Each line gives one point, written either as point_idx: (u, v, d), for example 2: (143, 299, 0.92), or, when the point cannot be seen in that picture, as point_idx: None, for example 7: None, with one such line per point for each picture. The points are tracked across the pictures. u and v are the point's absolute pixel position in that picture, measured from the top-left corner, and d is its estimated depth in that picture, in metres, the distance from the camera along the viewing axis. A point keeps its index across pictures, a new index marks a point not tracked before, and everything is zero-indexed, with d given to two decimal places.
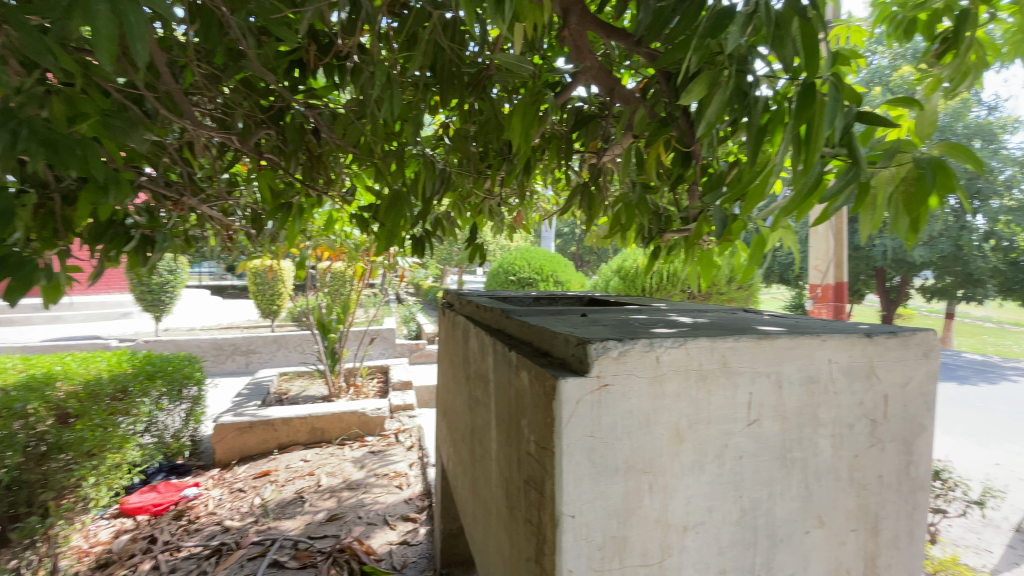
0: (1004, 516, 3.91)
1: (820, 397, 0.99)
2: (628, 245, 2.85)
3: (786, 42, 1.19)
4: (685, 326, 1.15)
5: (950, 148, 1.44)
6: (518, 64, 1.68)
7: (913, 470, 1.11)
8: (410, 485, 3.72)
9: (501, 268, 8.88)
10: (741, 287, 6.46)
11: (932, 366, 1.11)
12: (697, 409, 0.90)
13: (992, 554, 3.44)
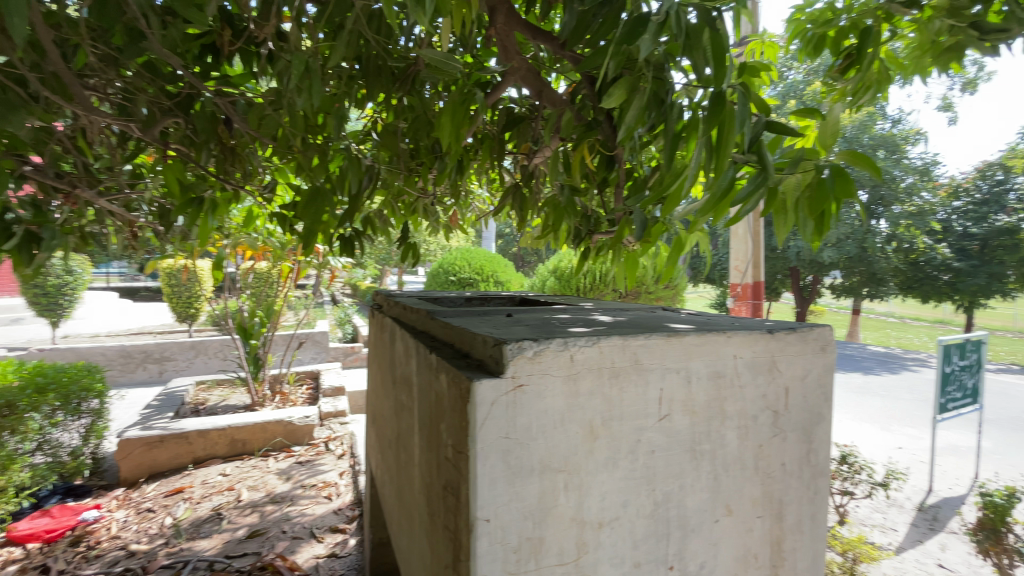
0: (907, 496, 4.33)
1: (726, 390, 1.05)
2: (562, 246, 2.90)
3: (698, 52, 1.25)
4: (604, 325, 1.17)
5: (849, 157, 1.55)
6: (445, 62, 1.64)
7: (814, 458, 1.19)
8: (340, 494, 3.57)
9: (441, 268, 8.78)
10: (668, 286, 6.79)
11: (828, 360, 1.20)
12: (611, 407, 0.92)
13: (896, 532, 3.81)
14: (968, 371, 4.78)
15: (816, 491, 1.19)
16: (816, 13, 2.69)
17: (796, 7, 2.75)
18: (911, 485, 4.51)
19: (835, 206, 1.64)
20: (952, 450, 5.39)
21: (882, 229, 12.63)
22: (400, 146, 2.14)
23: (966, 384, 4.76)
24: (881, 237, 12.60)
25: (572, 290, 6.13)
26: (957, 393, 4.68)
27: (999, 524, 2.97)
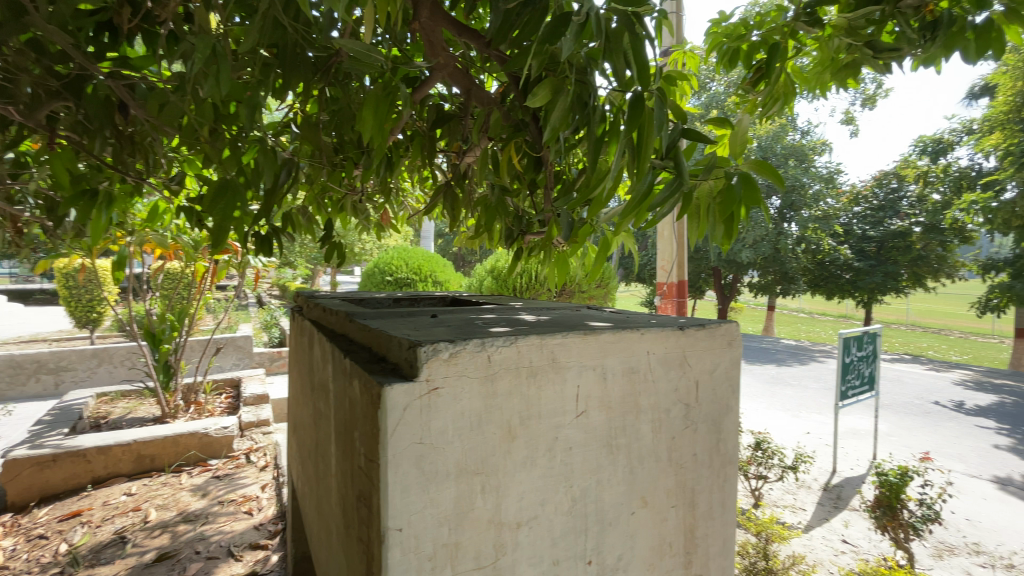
0: (815, 477, 4.72)
1: (640, 385, 1.09)
2: (495, 247, 2.90)
3: (618, 55, 1.28)
4: (526, 325, 1.18)
5: (757, 166, 1.68)
6: (367, 53, 1.56)
7: (723, 447, 1.27)
8: (262, 508, 3.37)
9: (376, 268, 8.52)
10: (600, 286, 7.00)
11: (734, 354, 1.29)
12: (529, 406, 0.92)
13: (805, 511, 4.15)
14: (866, 361, 5.28)
15: (725, 478, 1.27)
16: (731, 27, 2.86)
17: (714, 20, 2.91)
18: (819, 467, 4.92)
19: (743, 212, 1.76)
20: (852, 433, 5.94)
21: (794, 232, 13.74)
22: (323, 140, 2.04)
23: (863, 373, 5.26)
24: (793, 238, 13.72)
25: (509, 290, 6.15)
26: (855, 381, 5.17)
27: (892, 501, 3.29)
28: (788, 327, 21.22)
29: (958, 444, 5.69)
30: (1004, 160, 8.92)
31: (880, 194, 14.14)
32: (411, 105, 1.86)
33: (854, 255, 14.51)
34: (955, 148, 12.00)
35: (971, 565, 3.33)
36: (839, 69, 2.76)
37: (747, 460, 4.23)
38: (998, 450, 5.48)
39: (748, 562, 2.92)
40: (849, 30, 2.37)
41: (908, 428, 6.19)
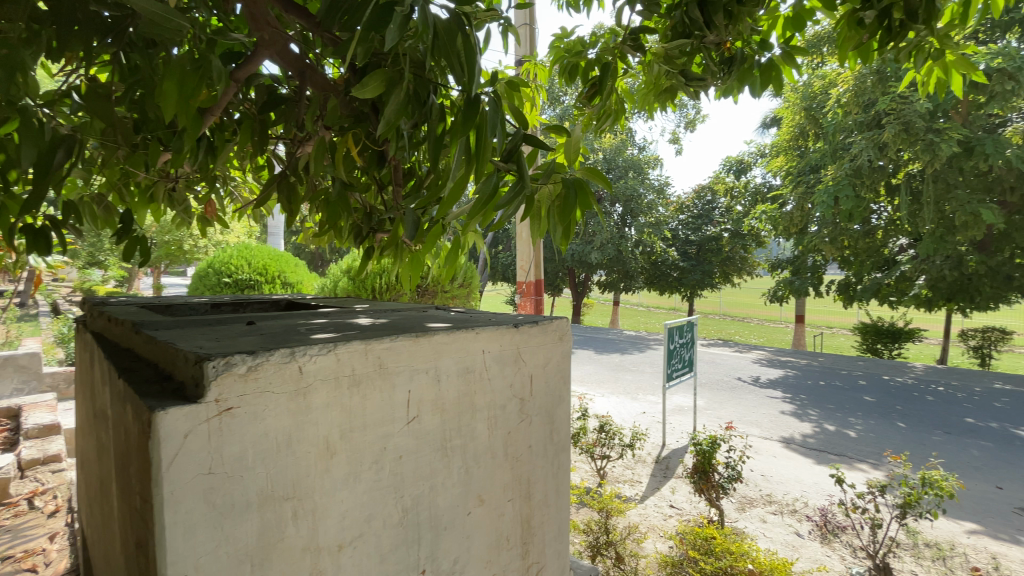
0: (649, 452, 5.34)
1: (476, 384, 1.10)
2: (344, 246, 2.74)
3: (454, 54, 1.26)
4: (355, 328, 1.11)
5: (588, 173, 1.83)
6: (168, 19, 1.31)
7: (558, 435, 1.34)
8: (51, 562, 2.69)
9: (211, 268, 7.48)
10: (463, 285, 7.06)
11: (566, 346, 1.37)
12: (350, 418, 0.86)
13: (641, 483, 4.65)
14: (687, 347, 6.12)
15: (558, 465, 1.35)
16: (571, 43, 3.07)
17: (556, 35, 3.10)
18: (652, 443, 5.58)
19: (578, 215, 1.91)
20: (680, 410, 6.86)
21: (633, 235, 15.30)
22: (121, 118, 1.73)
23: (684, 357, 6.08)
24: (631, 241, 15.25)
25: (366, 292, 5.87)
26: (679, 364, 5.97)
27: (707, 466, 3.85)
28: (631, 321, 23.79)
29: (756, 412, 6.91)
30: (784, 180, 11.06)
31: (699, 205, 16.92)
32: (230, 84, 1.65)
33: (681, 256, 16.81)
34: (752, 168, 14.56)
35: (765, 513, 4.04)
36: (660, 91, 3.14)
37: (593, 442, 4.60)
38: (783, 415, 6.78)
39: (592, 538, 3.15)
40: (666, 58, 2.71)
41: (720, 402, 7.33)
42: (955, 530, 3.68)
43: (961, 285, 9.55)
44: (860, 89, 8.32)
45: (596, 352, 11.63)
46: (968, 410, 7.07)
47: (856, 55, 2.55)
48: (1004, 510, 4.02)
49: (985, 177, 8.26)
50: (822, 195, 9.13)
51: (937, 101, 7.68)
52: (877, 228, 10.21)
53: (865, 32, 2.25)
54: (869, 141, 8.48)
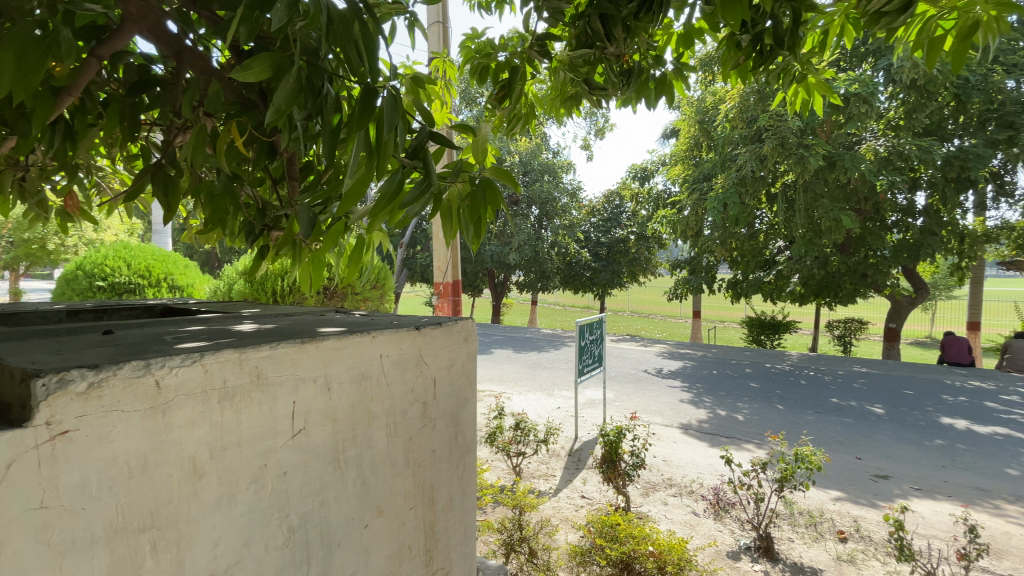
0: (562, 445, 5.50)
1: (372, 391, 1.06)
2: (237, 245, 2.53)
3: (349, 42, 1.21)
4: (237, 335, 1.04)
5: (497, 173, 1.83)
6: None
7: (464, 437, 1.33)
8: None
9: (80, 270, 6.57)
10: (375, 286, 6.84)
11: (473, 346, 1.36)
12: (222, 435, 0.84)
13: (554, 477, 4.78)
14: (596, 343, 6.39)
15: (465, 468, 1.34)
16: (481, 44, 3.07)
17: (466, 35, 3.09)
18: (566, 436, 5.76)
19: (489, 214, 1.90)
20: (591, 403, 7.16)
21: (548, 236, 15.69)
22: None
23: (594, 353, 6.35)
24: (547, 242, 15.61)
25: (267, 295, 5.47)
26: (589, 360, 6.22)
27: (614, 456, 4.05)
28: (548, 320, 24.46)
29: (659, 402, 7.40)
30: (682, 186, 11.95)
31: (609, 209, 17.83)
32: (91, 60, 1.45)
33: (593, 257, 17.58)
34: (655, 175, 15.58)
35: (667, 495, 4.33)
36: (566, 98, 3.27)
37: (508, 440, 4.64)
38: (682, 403, 7.32)
39: (506, 535, 3.17)
40: (571, 66, 2.81)
41: (628, 394, 7.76)
42: (823, 498, 4.18)
43: (827, 282, 10.92)
44: (744, 106, 9.23)
45: (513, 351, 11.80)
46: (832, 392, 8.10)
47: (735, 74, 2.83)
48: (861, 477, 4.64)
49: (844, 188, 9.51)
50: (714, 202, 9.97)
51: (806, 120, 8.70)
52: (760, 232, 11.38)
53: (743, 54, 2.49)
54: (752, 154, 9.41)
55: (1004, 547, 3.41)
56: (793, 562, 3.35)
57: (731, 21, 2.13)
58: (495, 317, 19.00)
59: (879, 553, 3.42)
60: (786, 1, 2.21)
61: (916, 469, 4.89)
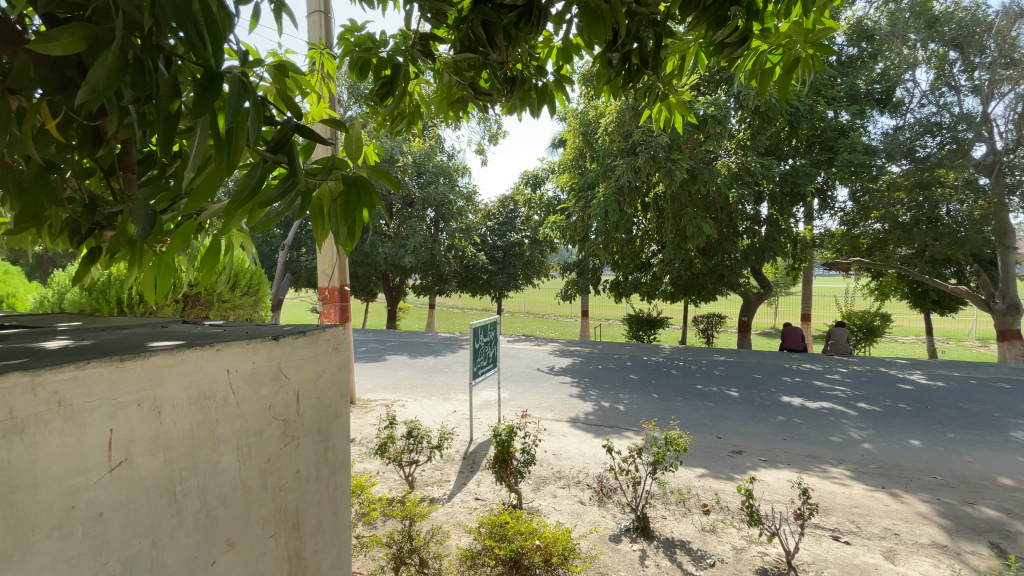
0: (456, 449, 5.46)
1: (217, 412, 1.12)
2: (62, 248, 2.15)
3: None
4: (56, 350, 1.00)
5: (372, 172, 1.80)
6: None
7: (328, 453, 1.44)
8: None
9: None
10: (247, 293, 6.28)
11: (337, 360, 1.47)
12: (23, 474, 0.83)
13: (448, 482, 4.73)
14: (490, 344, 6.45)
15: (336, 484, 1.48)
16: (362, 37, 2.93)
17: (345, 26, 2.93)
18: (460, 440, 5.74)
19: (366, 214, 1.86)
20: (485, 404, 7.21)
21: (445, 239, 15.50)
22: None
23: (488, 354, 6.41)
24: (444, 245, 15.39)
25: (111, 304, 4.76)
26: (483, 362, 6.26)
27: (505, 455, 4.11)
28: (445, 323, 24.28)
29: (550, 398, 7.69)
30: (570, 194, 12.58)
31: (503, 214, 18.21)
32: None
33: (489, 260, 17.83)
34: (545, 182, 16.20)
35: (556, 488, 4.51)
36: (453, 100, 3.27)
37: (400, 450, 4.49)
38: (571, 398, 7.69)
39: (395, 549, 3.05)
40: (456, 69, 2.81)
41: (522, 393, 7.95)
42: (690, 476, 4.64)
43: (693, 281, 12.21)
44: (621, 121, 9.95)
45: (408, 356, 11.50)
46: (698, 379, 9.07)
47: (608, 90, 3.04)
48: (721, 454, 5.24)
49: (705, 199, 10.71)
50: (597, 209, 10.70)
51: (674, 137, 9.64)
52: (637, 237, 12.37)
53: (613, 72, 2.69)
54: (629, 165, 10.19)
55: (828, 503, 4.06)
56: (665, 538, 3.67)
57: (598, 41, 2.30)
58: (389, 322, 18.41)
59: (736, 521, 3.86)
60: (646, 28, 2.42)
61: (765, 443, 5.63)
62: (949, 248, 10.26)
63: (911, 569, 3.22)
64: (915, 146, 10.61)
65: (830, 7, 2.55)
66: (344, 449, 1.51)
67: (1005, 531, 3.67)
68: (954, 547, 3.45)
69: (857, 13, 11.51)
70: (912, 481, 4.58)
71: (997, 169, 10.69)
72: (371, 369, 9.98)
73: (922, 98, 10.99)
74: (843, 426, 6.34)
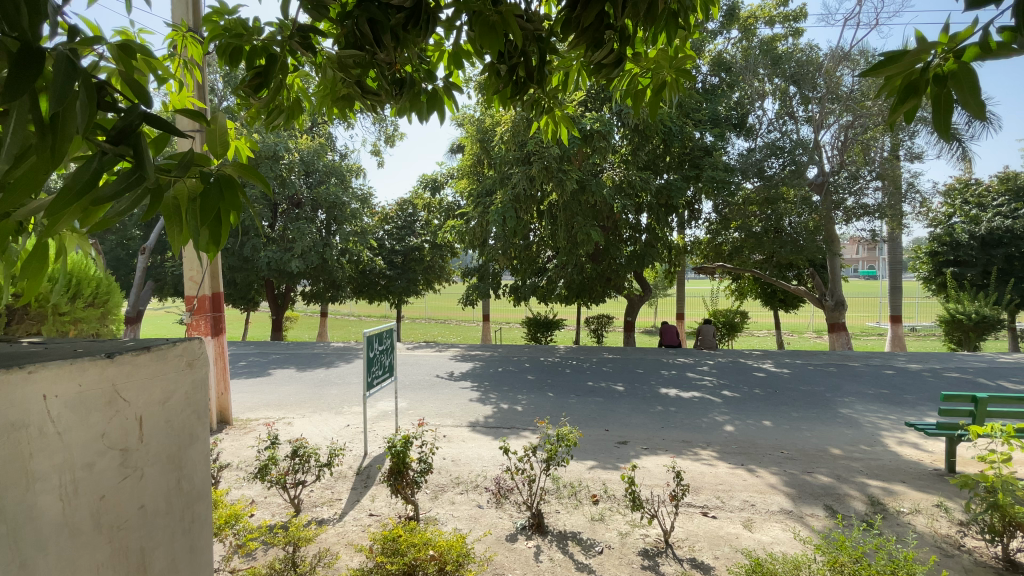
0: (349, 465, 5.19)
1: (39, 445, 1.16)
2: None
3: None
4: None
5: (239, 169, 1.67)
6: None
7: (181, 483, 1.48)
8: None
9: None
10: (93, 305, 5.44)
11: (190, 379, 1.52)
12: None
13: (340, 501, 4.47)
14: (385, 352, 6.22)
15: (189, 512, 1.50)
16: (232, 22, 2.69)
17: (213, 8, 2.67)
18: (353, 455, 5.46)
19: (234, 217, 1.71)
20: (382, 415, 6.95)
21: (337, 243, 14.72)
22: None
23: (384, 363, 6.19)
24: (337, 249, 14.59)
25: None
26: (379, 371, 6.02)
27: (401, 467, 3.97)
28: (339, 332, 23.08)
29: (451, 404, 7.64)
30: (468, 199, 12.65)
31: (401, 217, 17.81)
32: None
33: (387, 265, 17.31)
34: (444, 187, 16.11)
35: (454, 494, 4.48)
36: (338, 97, 3.14)
37: (285, 471, 4.14)
38: (471, 402, 7.70)
39: None
40: (340, 65, 2.70)
41: (420, 401, 7.79)
42: (581, 469, 4.88)
43: (583, 285, 12.88)
44: (516, 130, 10.26)
45: (296, 369, 10.72)
46: (589, 377, 9.61)
47: (497, 100, 3.12)
48: (609, 446, 5.60)
49: (593, 208, 11.41)
50: (494, 215, 10.71)
51: (564, 149, 10.16)
52: (534, 243, 12.80)
53: (501, 83, 2.75)
54: (524, 174, 10.52)
55: (698, 483, 4.52)
56: (558, 531, 3.81)
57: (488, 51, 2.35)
58: (275, 333, 17.03)
59: (621, 507, 4.14)
60: (533, 43, 2.53)
61: (647, 433, 6.10)
62: (792, 254, 12.01)
63: (764, 535, 3.68)
64: (764, 166, 12.27)
65: (689, 39, 2.85)
66: (200, 478, 1.55)
67: (834, 493, 4.35)
68: (798, 511, 4.02)
69: (718, 47, 13.09)
70: (766, 457, 5.25)
71: (827, 188, 12.72)
72: (252, 385, 9.14)
73: (769, 125, 12.77)
74: (712, 413, 7.09)
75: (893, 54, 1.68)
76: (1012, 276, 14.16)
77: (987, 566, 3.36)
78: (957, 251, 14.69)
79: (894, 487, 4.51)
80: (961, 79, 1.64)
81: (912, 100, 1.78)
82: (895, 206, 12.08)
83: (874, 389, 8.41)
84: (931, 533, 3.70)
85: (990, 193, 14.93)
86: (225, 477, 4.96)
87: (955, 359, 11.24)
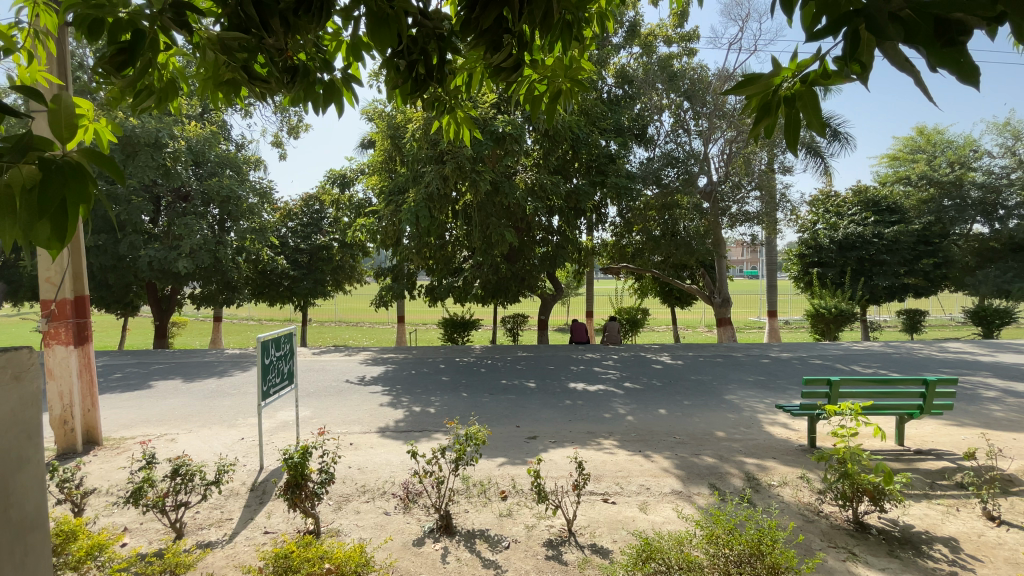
0: (241, 481, 4.79)
1: None
2: None
3: None
4: None
5: (88, 156, 1.49)
6: None
7: (10, 512, 1.46)
8: None
9: None
10: None
11: (14, 395, 1.49)
12: None
13: (230, 521, 4.11)
14: (284, 359, 5.83)
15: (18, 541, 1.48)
16: None
17: None
18: (246, 470, 5.05)
19: (84, 210, 1.52)
20: (281, 426, 6.51)
21: (232, 241, 13.52)
22: None
23: (282, 370, 5.79)
24: (232, 248, 13.38)
25: None
26: (276, 378, 5.62)
27: (299, 479, 3.73)
28: (237, 338, 21.29)
29: (359, 409, 7.36)
30: (379, 197, 12.27)
31: (306, 214, 16.84)
32: None
33: (290, 265, 16.25)
34: (354, 183, 15.51)
35: (360, 503, 4.31)
36: (221, 82, 2.86)
37: (163, 493, 3.72)
38: (381, 407, 7.48)
39: None
40: (223, 47, 2.46)
41: (326, 409, 7.41)
42: (491, 466, 4.94)
43: (498, 285, 12.96)
44: (427, 128, 10.12)
45: (183, 379, 9.70)
46: (503, 374, 9.76)
47: (399, 96, 3.05)
48: (518, 441, 5.72)
49: (506, 210, 11.54)
50: (406, 214, 10.41)
51: (477, 149, 10.16)
52: (449, 243, 12.76)
53: (400, 79, 2.70)
54: (437, 173, 10.38)
55: (599, 471, 4.77)
56: (466, 530, 3.81)
57: (384, 47, 2.30)
58: (158, 340, 15.31)
59: (529, 501, 4.24)
60: (432, 42, 2.52)
61: (555, 427, 6.32)
62: (686, 256, 13.04)
63: (657, 515, 3.97)
64: (661, 174, 13.22)
65: (584, 51, 3.02)
66: (33, 504, 1.53)
67: (717, 471, 4.80)
68: (686, 491, 4.38)
69: (622, 60, 13.89)
70: (660, 443, 5.66)
71: (715, 196, 13.96)
72: (128, 399, 8.13)
73: (666, 136, 13.80)
74: (614, 404, 7.51)
75: (754, 75, 1.88)
76: (862, 275, 16.52)
77: (838, 527, 3.90)
78: (820, 253, 16.93)
79: (766, 463, 5.07)
80: (807, 101, 1.88)
81: (769, 117, 2.00)
82: (771, 214, 13.60)
83: (753, 376, 9.39)
84: (794, 503, 4.22)
85: (846, 203, 17.30)
86: (90, 505, 4.37)
87: (818, 349, 12.86)
